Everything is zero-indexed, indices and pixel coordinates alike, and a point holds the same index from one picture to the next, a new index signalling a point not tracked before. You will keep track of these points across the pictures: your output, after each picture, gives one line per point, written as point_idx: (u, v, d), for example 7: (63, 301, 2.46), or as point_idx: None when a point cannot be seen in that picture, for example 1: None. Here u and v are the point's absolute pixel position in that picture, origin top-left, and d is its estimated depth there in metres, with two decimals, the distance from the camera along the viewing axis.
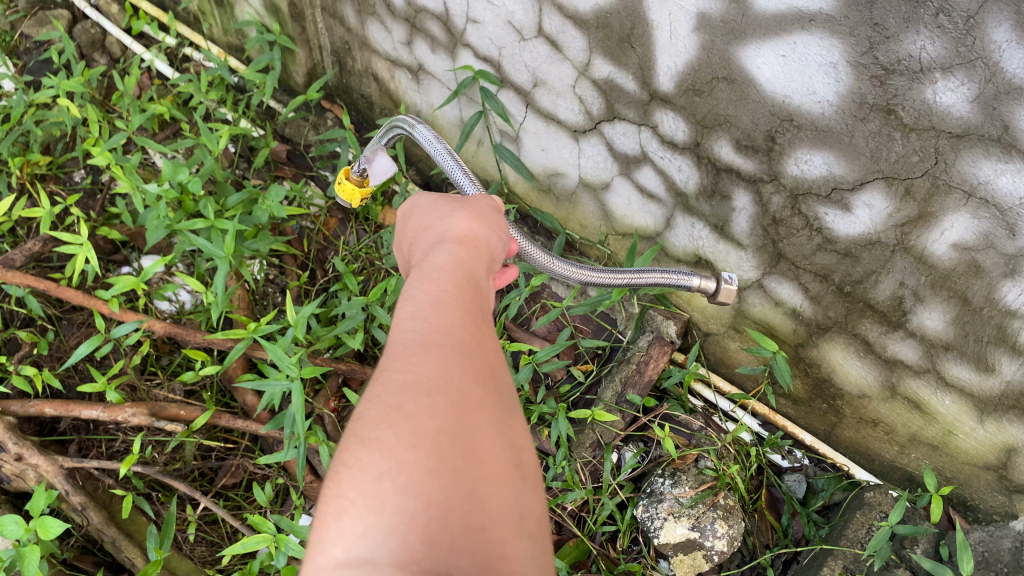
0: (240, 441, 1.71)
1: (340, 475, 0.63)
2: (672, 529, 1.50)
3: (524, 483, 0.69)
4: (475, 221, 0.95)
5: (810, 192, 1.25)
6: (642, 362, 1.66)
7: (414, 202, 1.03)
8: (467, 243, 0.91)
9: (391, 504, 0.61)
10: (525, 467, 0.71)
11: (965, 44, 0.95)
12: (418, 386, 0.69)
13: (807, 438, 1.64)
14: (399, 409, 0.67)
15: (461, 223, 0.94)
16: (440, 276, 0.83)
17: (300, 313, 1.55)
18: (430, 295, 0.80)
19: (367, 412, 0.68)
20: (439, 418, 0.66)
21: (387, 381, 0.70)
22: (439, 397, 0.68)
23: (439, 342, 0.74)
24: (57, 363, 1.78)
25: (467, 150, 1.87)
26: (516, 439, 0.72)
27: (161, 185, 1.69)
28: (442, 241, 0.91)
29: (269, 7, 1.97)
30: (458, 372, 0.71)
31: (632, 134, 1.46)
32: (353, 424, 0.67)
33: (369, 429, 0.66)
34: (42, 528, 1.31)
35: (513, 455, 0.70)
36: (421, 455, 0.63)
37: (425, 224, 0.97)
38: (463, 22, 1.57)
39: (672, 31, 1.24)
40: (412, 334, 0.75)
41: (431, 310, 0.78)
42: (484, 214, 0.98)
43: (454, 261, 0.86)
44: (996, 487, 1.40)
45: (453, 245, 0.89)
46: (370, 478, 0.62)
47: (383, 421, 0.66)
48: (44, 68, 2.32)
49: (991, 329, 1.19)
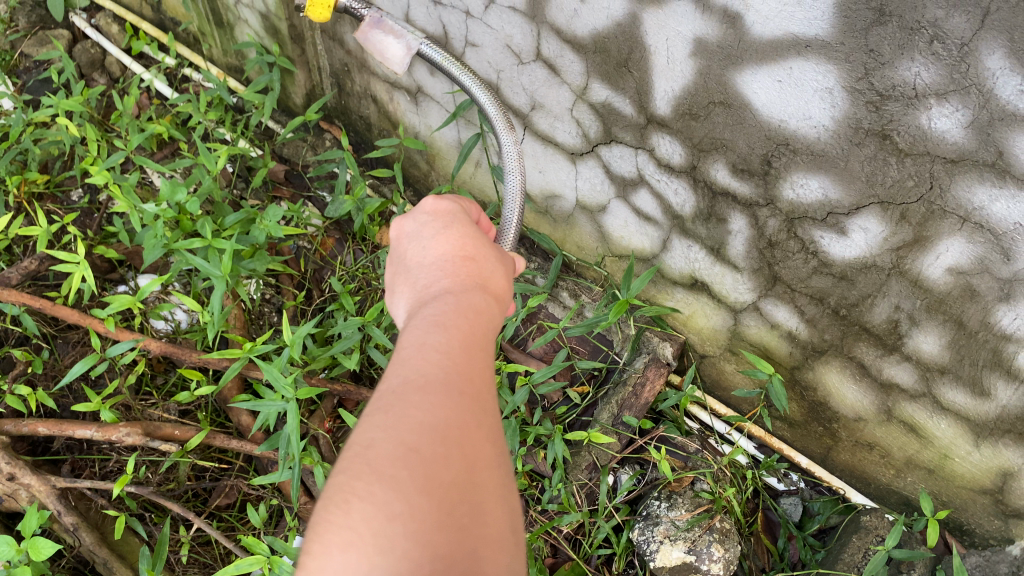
0: (234, 462, 1.70)
1: (350, 505, 0.63)
2: (667, 553, 1.49)
3: (517, 553, 0.69)
4: (508, 279, 0.96)
5: (805, 215, 1.26)
6: (638, 384, 1.66)
7: (452, 211, 1.02)
8: (499, 299, 0.91)
9: (399, 548, 0.61)
10: (519, 534, 0.71)
11: (959, 70, 0.96)
12: (436, 429, 0.68)
13: (803, 461, 1.64)
14: (415, 451, 0.66)
15: (500, 279, 0.94)
16: (474, 320, 0.83)
17: (297, 333, 1.55)
18: (460, 335, 0.80)
19: (381, 444, 0.67)
20: (452, 470, 0.66)
21: (403, 415, 0.69)
22: (453, 447, 0.68)
23: (460, 387, 0.74)
24: (52, 382, 1.78)
25: (464, 171, 1.88)
26: (515, 507, 0.72)
27: (159, 205, 1.69)
28: (482, 283, 0.90)
29: (269, 28, 1.99)
30: (474, 424, 0.71)
31: (629, 156, 1.47)
32: (363, 452, 0.67)
33: (384, 464, 0.65)
34: (33, 550, 1.29)
35: (512, 523, 0.70)
36: (432, 503, 0.63)
37: (468, 249, 0.95)
38: (462, 46, 1.58)
39: (669, 56, 1.25)
40: (434, 369, 0.75)
41: (456, 350, 0.78)
42: (512, 271, 0.99)
43: (487, 309, 0.86)
44: (991, 511, 1.40)
45: (490, 296, 0.89)
46: (380, 516, 0.62)
47: (398, 459, 0.65)
48: (44, 87, 2.33)
49: (986, 353, 1.20)
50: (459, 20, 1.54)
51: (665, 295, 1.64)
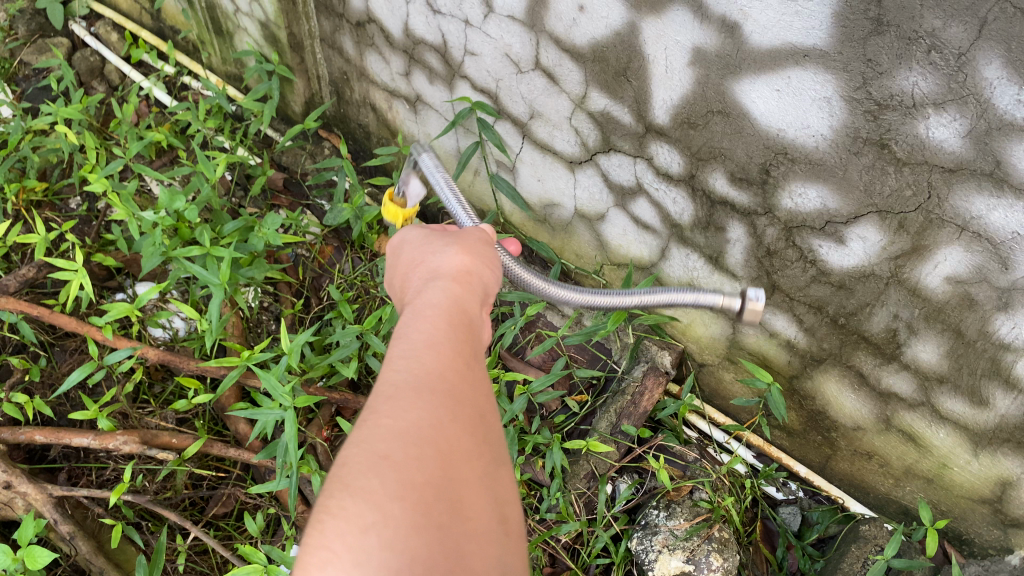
0: (231, 470, 1.69)
1: (324, 524, 0.63)
2: (666, 562, 1.48)
3: (507, 542, 0.69)
4: (470, 257, 0.96)
5: (804, 224, 1.26)
6: (637, 393, 1.66)
7: (403, 235, 1.05)
8: (463, 278, 0.92)
9: (375, 560, 0.60)
10: (509, 522, 0.71)
11: (956, 80, 0.96)
12: (407, 433, 0.68)
13: (802, 470, 1.64)
14: (388, 458, 0.66)
15: (453, 257, 0.95)
16: (434, 314, 0.84)
17: (294, 341, 1.54)
18: (424, 335, 0.80)
19: (355, 457, 0.67)
20: (427, 470, 0.66)
21: (375, 425, 0.69)
22: (428, 447, 0.68)
23: (431, 387, 0.74)
24: (49, 390, 1.77)
25: (463, 179, 1.88)
26: (502, 494, 0.71)
27: (157, 213, 1.68)
28: (437, 276, 0.92)
29: (269, 37, 2.00)
30: (449, 420, 0.71)
31: (627, 165, 1.47)
32: (339, 469, 0.67)
33: (356, 477, 0.65)
34: (29, 559, 1.28)
35: (497, 510, 0.69)
36: (408, 509, 0.63)
37: (417, 259, 0.98)
38: (461, 54, 1.59)
39: (667, 65, 1.26)
40: (403, 376, 0.75)
41: (423, 349, 0.78)
42: (478, 248, 0.99)
43: (448, 298, 0.87)
44: (990, 521, 1.40)
45: (449, 282, 0.90)
46: (354, 530, 0.62)
47: (370, 469, 0.66)
48: (43, 95, 2.33)
49: (984, 362, 1.20)
50: (458, 28, 1.54)
51: (663, 304, 1.64)
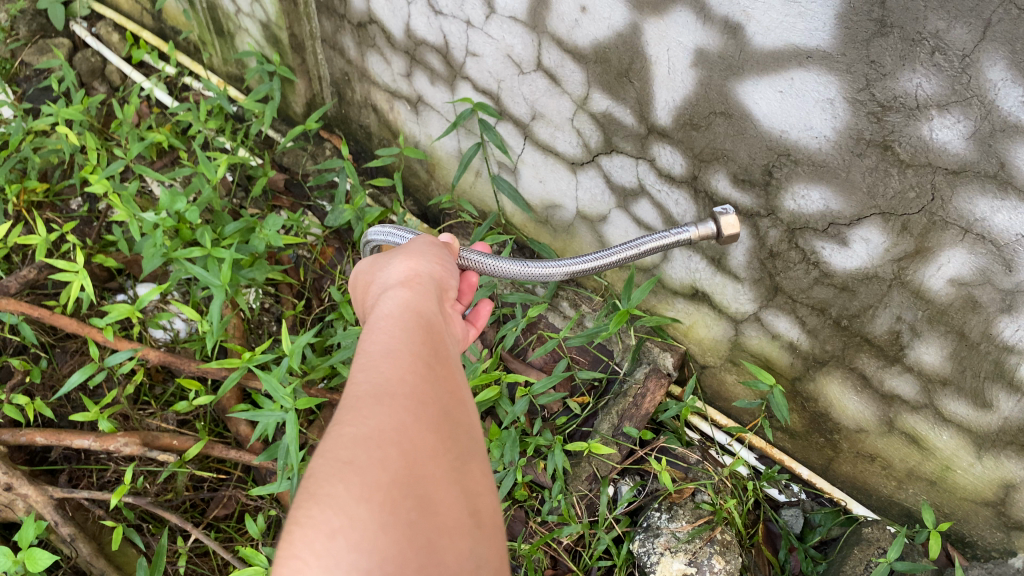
0: (232, 472, 1.69)
1: (293, 535, 0.62)
2: (667, 564, 1.48)
3: (482, 534, 0.68)
4: (413, 263, 0.98)
5: (806, 226, 1.26)
6: (639, 395, 1.66)
7: (356, 272, 1.07)
8: (412, 283, 0.94)
9: (345, 561, 0.60)
10: (484, 514, 0.69)
11: (961, 82, 0.96)
12: (369, 438, 0.68)
13: (804, 472, 1.63)
14: (351, 463, 0.66)
15: (400, 267, 0.97)
16: (388, 324, 0.85)
17: (296, 343, 1.53)
18: (380, 346, 0.81)
19: (319, 467, 0.67)
20: (391, 470, 0.66)
21: (338, 434, 0.70)
22: (390, 449, 0.68)
23: (392, 391, 0.74)
24: (50, 392, 1.77)
25: (464, 181, 1.88)
26: (471, 487, 0.70)
27: (159, 214, 1.68)
28: (386, 290, 0.93)
29: (270, 38, 1.99)
30: (412, 422, 0.71)
31: (629, 166, 1.46)
32: (305, 482, 0.67)
33: (322, 484, 0.65)
34: (30, 561, 1.28)
35: (467, 502, 0.68)
36: (373, 509, 0.63)
37: (371, 280, 1.00)
38: (462, 55, 1.58)
39: (671, 67, 1.25)
40: (364, 386, 0.75)
41: (381, 358, 0.79)
42: (421, 256, 1.01)
43: (400, 304, 0.88)
44: (994, 524, 1.39)
45: (399, 289, 0.92)
46: (321, 536, 0.61)
47: (334, 475, 0.65)
48: (44, 96, 2.32)
49: (988, 364, 1.19)
50: (459, 30, 1.54)
51: (665, 305, 1.64)
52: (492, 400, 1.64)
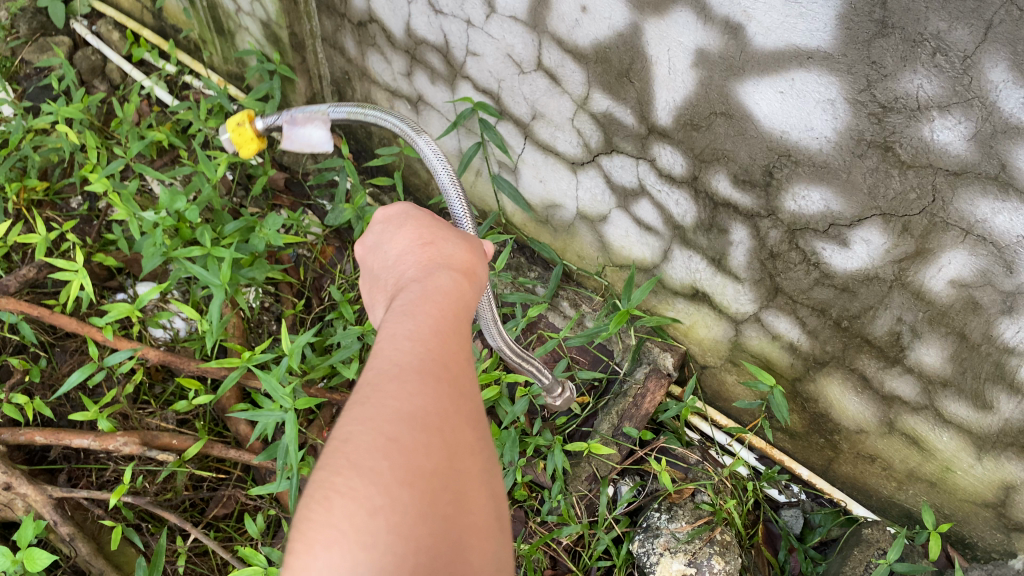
0: (232, 471, 1.69)
1: (331, 502, 0.62)
2: (667, 565, 1.47)
3: (499, 537, 0.70)
4: (473, 254, 0.97)
5: (807, 227, 1.25)
6: (639, 395, 1.66)
7: (406, 211, 1.03)
8: (469, 276, 0.93)
9: (382, 543, 0.60)
10: (500, 519, 0.72)
11: (961, 83, 0.95)
12: (415, 417, 0.68)
13: (804, 473, 1.63)
14: (395, 441, 0.66)
15: (462, 252, 0.96)
16: (442, 303, 0.84)
17: (296, 342, 1.53)
18: (431, 321, 0.80)
19: (360, 436, 0.67)
20: (434, 459, 0.66)
21: (381, 404, 0.69)
22: (435, 435, 0.68)
23: (435, 373, 0.73)
24: (49, 391, 1.77)
25: (465, 180, 1.87)
26: (496, 490, 0.72)
27: (158, 213, 1.68)
28: (446, 266, 0.92)
29: (270, 37, 1.99)
30: (453, 410, 0.71)
31: (630, 166, 1.46)
32: (341, 446, 0.66)
33: (364, 457, 0.65)
34: (29, 560, 1.28)
35: (493, 505, 0.71)
36: (415, 496, 0.63)
37: (424, 238, 0.97)
38: (463, 54, 1.58)
39: (671, 67, 1.25)
40: (409, 358, 0.74)
41: (429, 334, 0.78)
42: (480, 250, 1.00)
43: (455, 290, 0.87)
44: (993, 525, 1.39)
45: (458, 275, 0.91)
46: (363, 512, 0.62)
47: (377, 450, 0.65)
48: (43, 94, 2.32)
49: (989, 365, 1.19)
50: (460, 29, 1.54)
51: (665, 305, 1.63)
52: (492, 399, 1.64)
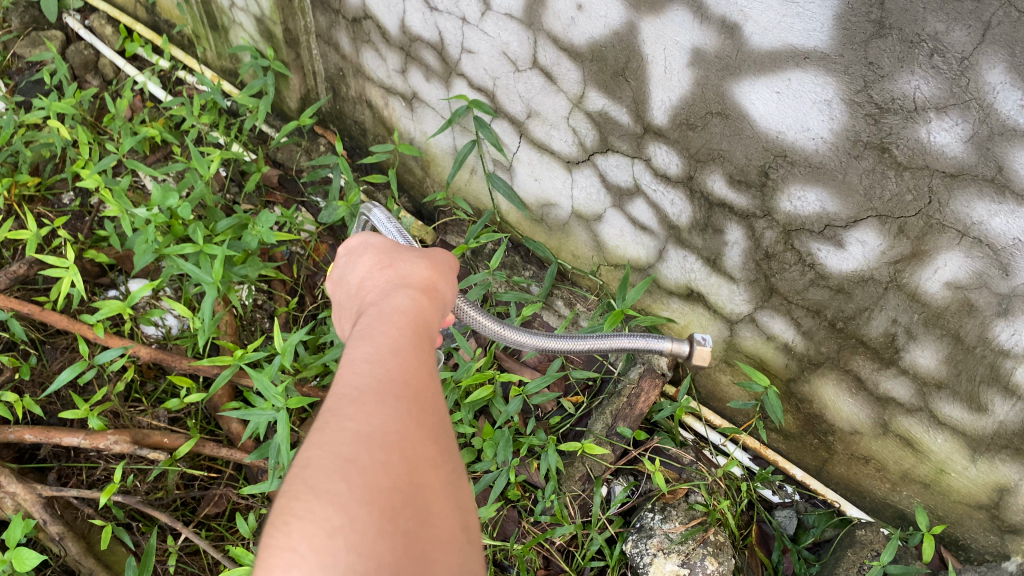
0: (223, 470, 1.69)
1: (289, 526, 0.63)
2: (660, 565, 1.47)
3: (469, 551, 0.70)
4: (434, 270, 0.97)
5: (802, 227, 1.25)
6: (633, 395, 1.65)
7: (367, 240, 1.04)
8: (429, 293, 0.92)
9: (342, 562, 0.60)
10: (470, 532, 0.72)
11: (959, 84, 0.95)
12: (373, 437, 0.69)
13: (798, 473, 1.63)
14: (354, 462, 0.67)
15: (422, 271, 0.95)
16: (400, 321, 0.84)
17: (288, 341, 1.52)
18: (388, 341, 0.80)
19: (319, 459, 0.67)
20: (393, 476, 0.67)
21: (339, 428, 0.70)
22: (394, 453, 0.68)
23: (395, 392, 0.74)
24: (39, 389, 1.76)
25: (459, 178, 1.86)
26: (463, 504, 0.72)
27: (150, 210, 1.66)
28: (406, 284, 0.92)
29: (264, 32, 1.97)
30: (413, 427, 0.72)
31: (625, 166, 1.46)
32: (302, 471, 0.67)
33: (322, 480, 0.65)
34: (17, 560, 1.27)
35: (460, 519, 0.70)
36: (374, 513, 0.64)
37: (383, 261, 0.97)
38: (457, 52, 1.57)
39: (667, 66, 1.24)
40: (367, 381, 0.75)
41: (387, 355, 0.78)
42: (443, 266, 1.00)
43: (414, 308, 0.87)
44: (987, 527, 1.39)
45: (416, 292, 0.90)
46: (321, 533, 0.62)
47: (336, 472, 0.66)
48: (36, 89, 2.31)
49: (983, 368, 1.19)
50: (454, 26, 1.52)
51: (660, 305, 1.63)
52: (485, 399, 1.64)
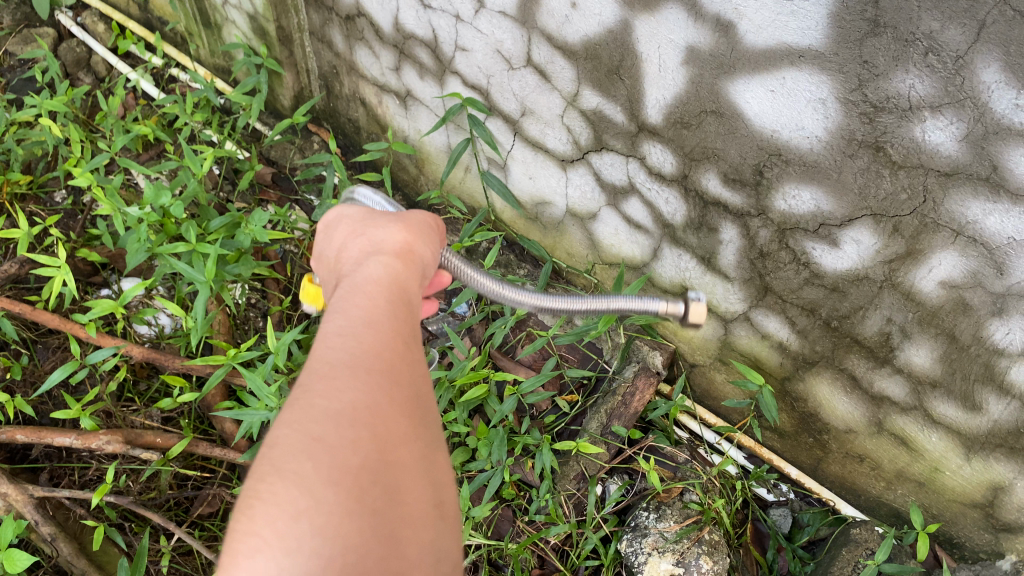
0: (217, 470, 1.68)
1: (254, 510, 0.62)
2: (655, 565, 1.46)
3: (440, 523, 0.71)
4: (410, 233, 0.93)
5: (797, 226, 1.24)
6: (628, 394, 1.65)
7: (343, 211, 1.00)
8: (404, 257, 0.89)
9: (306, 546, 0.60)
10: (442, 504, 0.72)
11: (954, 83, 0.94)
12: (343, 415, 0.68)
13: (793, 472, 1.63)
14: (321, 441, 0.66)
15: (396, 235, 0.91)
16: (372, 292, 0.81)
17: (281, 340, 1.51)
18: (360, 313, 0.78)
19: (286, 439, 0.66)
20: (362, 454, 0.66)
21: (309, 405, 0.69)
22: (364, 430, 0.68)
23: (367, 366, 0.73)
24: (31, 388, 1.75)
25: (454, 176, 1.86)
26: (436, 476, 0.73)
27: (143, 209, 1.65)
28: (379, 251, 0.88)
29: (257, 30, 1.96)
30: (385, 403, 0.71)
31: (620, 164, 1.45)
32: (270, 452, 0.66)
33: (289, 460, 0.65)
34: (8, 561, 1.26)
35: (432, 491, 0.71)
36: (341, 493, 0.63)
37: (356, 230, 0.94)
38: (451, 49, 1.56)
39: (661, 64, 1.24)
40: (340, 355, 0.73)
41: (361, 327, 0.77)
42: (420, 225, 0.96)
43: (387, 275, 0.84)
44: (981, 525, 1.39)
45: (390, 259, 0.87)
46: (286, 516, 0.61)
47: (303, 451, 0.65)
48: (28, 87, 2.30)
49: (977, 367, 1.19)
50: (448, 24, 1.52)
51: None
52: (479, 398, 1.63)
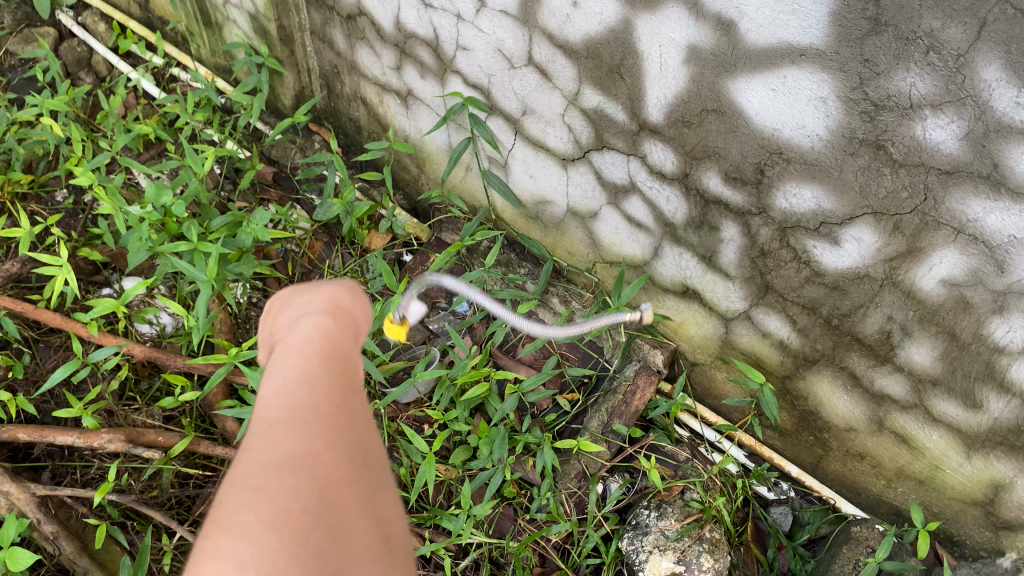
0: (219, 469, 1.68)
1: (199, 566, 0.55)
2: (656, 563, 1.46)
3: (396, 564, 0.62)
4: (342, 291, 0.80)
5: (798, 224, 1.25)
6: (629, 393, 1.65)
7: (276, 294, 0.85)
8: (330, 314, 0.76)
9: None
10: (395, 545, 0.63)
11: (955, 82, 0.95)
12: (280, 464, 0.61)
13: (794, 470, 1.63)
14: (260, 491, 0.59)
15: (321, 295, 0.78)
16: (295, 352, 0.71)
17: None
18: (287, 370, 0.69)
19: (225, 494, 0.59)
20: (304, 499, 0.59)
21: (246, 462, 0.61)
22: (304, 474, 0.60)
23: (302, 414, 0.65)
24: (33, 387, 1.75)
25: (455, 175, 1.86)
26: (385, 517, 0.64)
27: (144, 208, 1.66)
28: (303, 311, 0.76)
29: (258, 29, 1.96)
30: (326, 445, 0.63)
31: (620, 164, 1.45)
32: (214, 509, 0.59)
33: (230, 513, 0.58)
34: (10, 560, 1.26)
35: (381, 530, 0.62)
36: (286, 538, 0.56)
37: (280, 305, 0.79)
38: (453, 49, 1.57)
39: (662, 63, 1.24)
40: (272, 409, 0.66)
41: (292, 379, 0.68)
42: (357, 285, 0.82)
43: (312, 331, 0.73)
44: (982, 523, 1.39)
45: (312, 317, 0.75)
46: (230, 568, 0.55)
47: (243, 503, 0.58)
48: (28, 86, 2.30)
49: (978, 364, 1.19)
50: (450, 23, 1.52)
51: (656, 303, 1.63)
52: (481, 397, 1.63)
